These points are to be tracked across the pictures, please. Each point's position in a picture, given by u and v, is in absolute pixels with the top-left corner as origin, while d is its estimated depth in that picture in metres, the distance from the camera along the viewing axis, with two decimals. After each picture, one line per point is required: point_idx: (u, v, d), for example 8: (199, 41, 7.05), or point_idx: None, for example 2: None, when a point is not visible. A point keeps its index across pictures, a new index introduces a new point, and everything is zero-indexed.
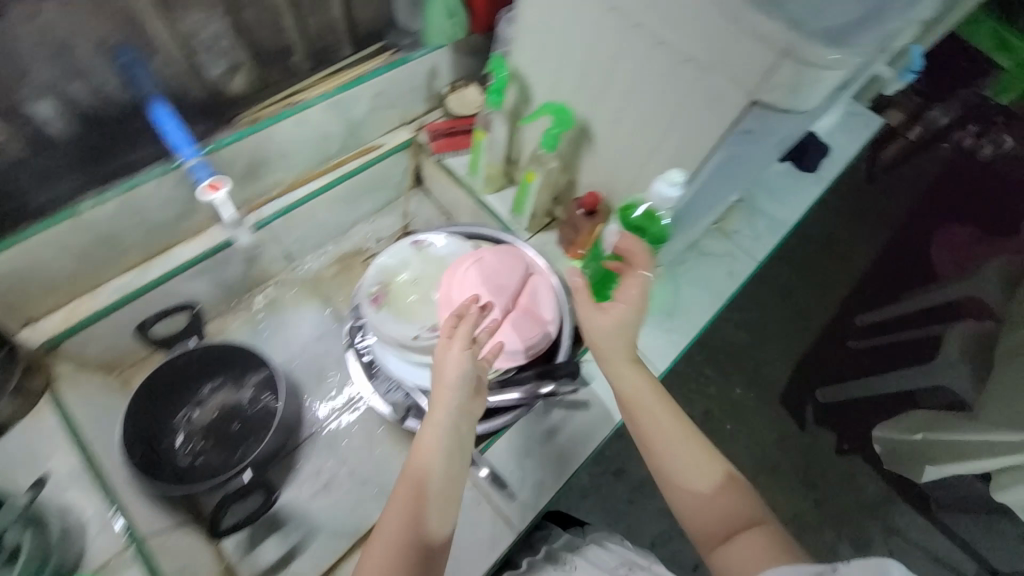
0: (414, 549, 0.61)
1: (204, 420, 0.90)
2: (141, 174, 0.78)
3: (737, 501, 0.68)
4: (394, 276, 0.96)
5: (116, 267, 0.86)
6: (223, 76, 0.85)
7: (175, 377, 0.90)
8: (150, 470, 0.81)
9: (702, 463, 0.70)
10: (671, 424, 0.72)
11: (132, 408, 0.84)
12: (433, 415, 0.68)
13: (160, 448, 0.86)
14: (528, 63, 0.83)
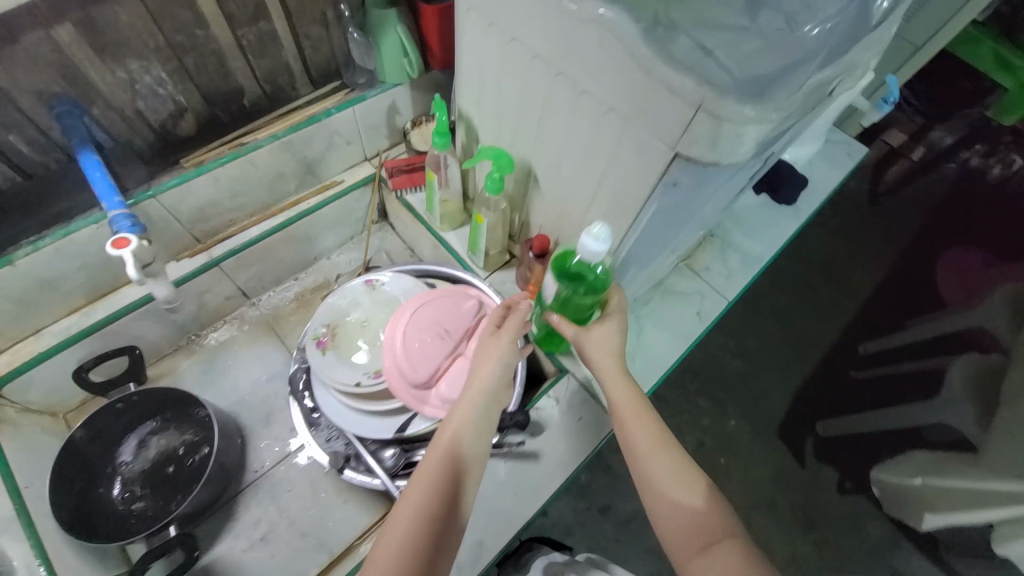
0: (437, 532, 0.53)
1: (142, 466, 0.87)
2: (79, 220, 0.78)
3: (713, 507, 0.57)
4: (343, 317, 0.94)
5: (60, 309, 0.85)
6: (170, 119, 0.85)
7: (114, 422, 0.87)
8: (82, 522, 0.79)
9: (678, 473, 0.60)
10: (642, 432, 0.63)
11: (65, 453, 0.82)
12: (467, 397, 0.63)
13: (95, 495, 0.83)
14: (470, 106, 0.81)
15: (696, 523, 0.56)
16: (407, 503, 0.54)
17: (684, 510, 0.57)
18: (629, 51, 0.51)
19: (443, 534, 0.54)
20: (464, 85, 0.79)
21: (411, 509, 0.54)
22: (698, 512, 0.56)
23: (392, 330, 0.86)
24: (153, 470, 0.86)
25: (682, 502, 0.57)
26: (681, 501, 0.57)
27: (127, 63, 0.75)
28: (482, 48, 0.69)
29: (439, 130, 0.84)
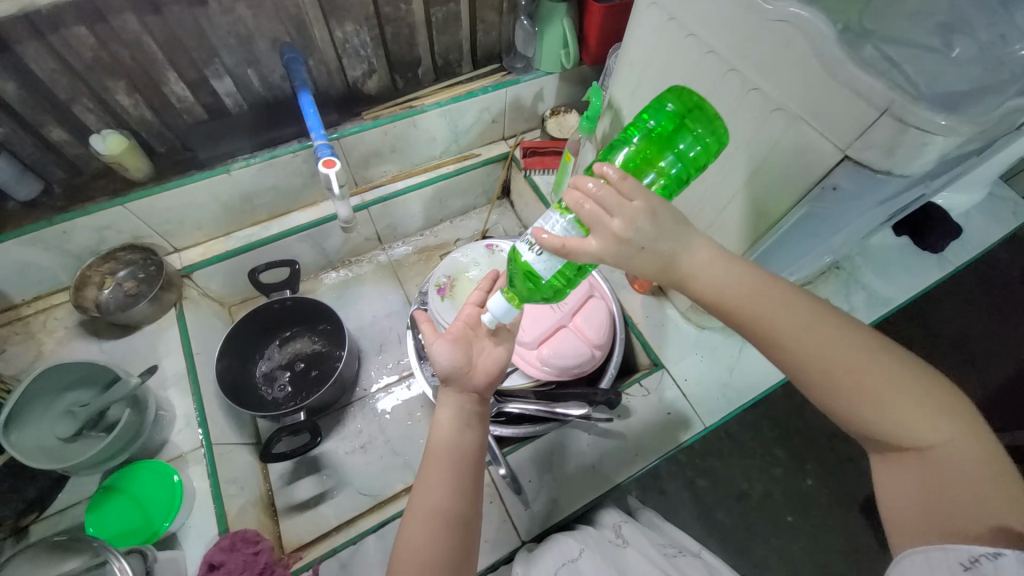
0: (451, 525, 0.59)
1: (281, 360, 1.04)
2: (282, 148, 0.94)
3: (916, 400, 0.49)
4: (463, 272, 1.04)
5: (246, 220, 1.03)
6: (360, 78, 1.00)
7: (266, 319, 1.03)
8: (232, 391, 0.95)
9: (872, 381, 0.49)
10: (804, 343, 0.51)
11: (233, 337, 0.98)
12: (445, 401, 0.65)
13: (246, 377, 1.00)
14: (624, 95, 0.87)
15: (892, 435, 0.49)
16: (417, 507, 0.60)
17: (881, 422, 0.49)
18: (818, 52, 0.53)
19: (458, 521, 0.59)
20: (623, 74, 0.85)
21: (423, 513, 0.59)
22: (898, 427, 0.49)
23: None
24: (289, 367, 1.04)
25: (881, 416, 0.49)
26: (877, 416, 0.49)
27: (344, 26, 0.90)
28: (653, 41, 0.75)
29: (588, 114, 0.94)
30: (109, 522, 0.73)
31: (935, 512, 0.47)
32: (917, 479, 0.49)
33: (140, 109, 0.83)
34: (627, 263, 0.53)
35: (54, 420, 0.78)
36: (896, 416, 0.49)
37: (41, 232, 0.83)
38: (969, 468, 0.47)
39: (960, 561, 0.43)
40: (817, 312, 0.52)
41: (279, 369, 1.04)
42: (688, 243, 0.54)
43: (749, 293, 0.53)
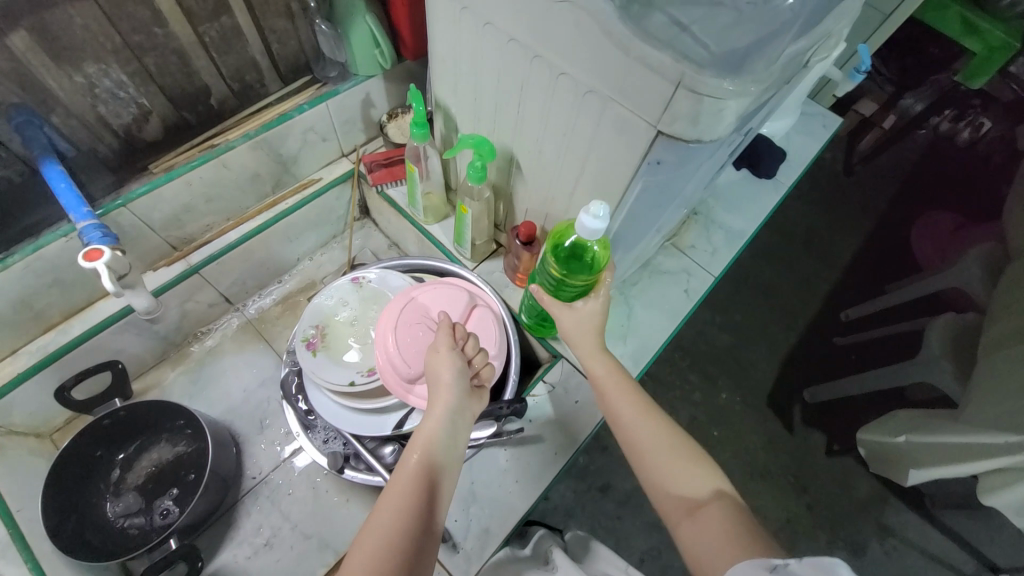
0: (408, 545, 0.53)
1: (137, 480, 0.87)
2: (47, 234, 0.75)
3: (698, 464, 0.58)
4: (332, 317, 0.93)
5: (35, 328, 0.82)
6: (134, 126, 0.82)
7: (102, 440, 0.85)
8: (77, 539, 0.77)
9: (666, 437, 0.61)
10: (631, 407, 0.65)
11: (59, 474, 0.80)
12: (434, 410, 0.64)
13: (93, 516, 0.82)
14: (447, 93, 0.80)
15: (685, 492, 0.56)
16: (377, 523, 0.54)
17: (667, 476, 0.58)
18: (605, 30, 0.50)
19: (420, 541, 0.53)
20: (439, 72, 0.78)
21: (383, 528, 0.53)
22: (687, 485, 0.57)
23: (377, 328, 0.87)
24: (151, 482, 0.87)
25: (670, 469, 0.58)
26: (663, 466, 0.59)
27: (84, 67, 0.71)
28: (454, 35, 0.68)
29: (417, 121, 0.83)
30: None
31: (731, 542, 0.48)
32: (710, 531, 0.51)
33: None
34: (563, 322, 0.74)
35: None
36: (682, 470, 0.58)
37: None
38: (744, 515, 0.52)
39: (768, 566, 0.43)
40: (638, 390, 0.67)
41: (137, 491, 0.87)
42: (572, 326, 0.73)
43: (604, 374, 0.69)
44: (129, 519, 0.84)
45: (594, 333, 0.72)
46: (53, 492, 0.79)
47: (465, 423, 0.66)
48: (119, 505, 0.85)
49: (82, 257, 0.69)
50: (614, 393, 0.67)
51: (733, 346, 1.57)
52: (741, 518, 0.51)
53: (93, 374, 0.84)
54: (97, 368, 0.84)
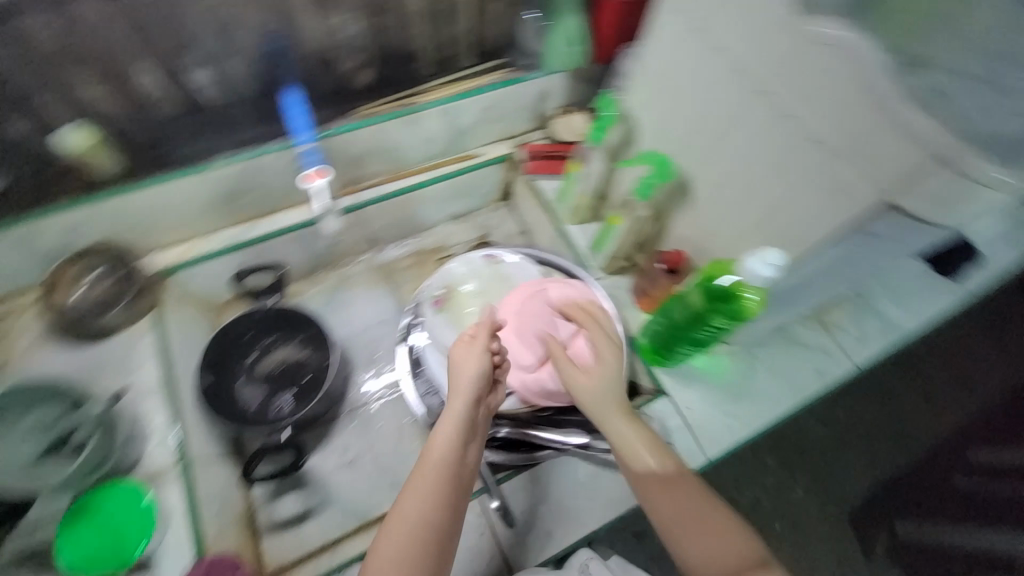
0: (433, 536, 0.61)
1: (266, 371, 0.94)
2: (266, 145, 0.87)
3: (740, 542, 0.62)
4: (460, 284, 0.99)
5: (229, 219, 0.96)
6: (352, 71, 0.93)
7: (250, 328, 0.96)
8: (216, 404, 0.88)
9: (704, 514, 0.64)
10: (655, 483, 0.67)
11: (215, 343, 0.93)
12: (453, 406, 0.70)
13: (226, 387, 0.91)
14: (641, 105, 0.82)
15: (687, 515, 0.64)
16: (403, 519, 0.62)
17: (700, 547, 0.62)
18: (858, 83, 0.49)
19: (444, 530, 0.62)
20: (636, 82, 0.80)
21: (411, 521, 0.61)
22: (690, 508, 0.64)
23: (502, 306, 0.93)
24: (275, 370, 0.94)
25: (707, 542, 0.62)
26: (697, 542, 0.63)
27: None
28: (673, 51, 0.70)
29: (598, 125, 0.88)
30: (86, 546, 0.72)
31: None
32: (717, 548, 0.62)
33: (115, 98, 0.78)
34: (588, 397, 0.76)
35: (18, 440, 0.76)
36: (724, 545, 0.62)
37: (5, 231, 0.77)
38: None
39: None
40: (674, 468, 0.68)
41: (264, 379, 0.94)
42: (602, 415, 0.73)
43: (636, 444, 0.69)
44: (254, 404, 0.91)
45: (622, 406, 0.73)
46: (207, 356, 0.91)
47: (481, 417, 0.73)
48: (250, 389, 0.92)
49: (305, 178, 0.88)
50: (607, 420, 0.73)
51: (831, 443, 1.38)
52: None
53: (265, 271, 1.00)
54: (267, 266, 1.00)
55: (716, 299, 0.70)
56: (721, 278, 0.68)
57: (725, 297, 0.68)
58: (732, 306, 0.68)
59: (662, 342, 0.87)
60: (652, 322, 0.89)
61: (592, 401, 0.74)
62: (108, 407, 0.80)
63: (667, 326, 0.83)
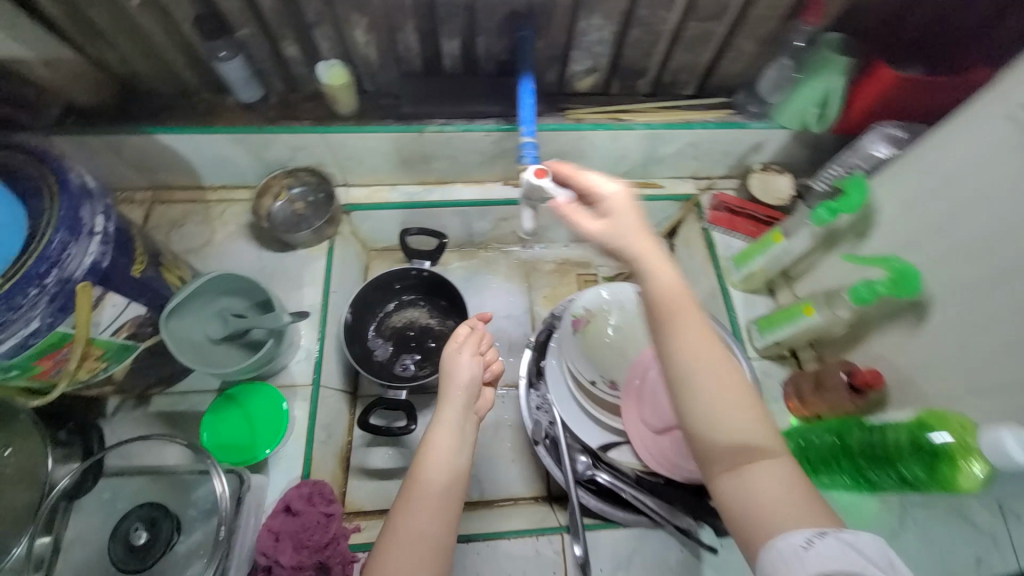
0: (437, 551, 0.61)
1: (396, 325, 1.00)
2: (478, 123, 0.89)
3: (758, 429, 0.55)
4: (603, 312, 0.90)
5: (415, 178, 1.01)
6: (578, 73, 0.91)
7: (397, 282, 1.00)
8: (351, 340, 0.93)
9: (732, 401, 0.55)
10: (715, 376, 0.56)
11: (367, 288, 0.97)
12: (443, 419, 0.71)
13: (359, 335, 0.96)
14: (897, 200, 0.71)
15: (738, 434, 0.54)
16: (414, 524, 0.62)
17: (756, 477, 0.52)
18: None
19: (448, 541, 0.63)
20: (903, 177, 0.69)
21: (423, 535, 0.61)
22: (737, 420, 0.54)
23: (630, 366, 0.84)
24: (405, 330, 1.00)
25: (763, 479, 0.52)
26: (758, 466, 0.53)
27: (591, 17, 0.80)
28: (983, 161, 0.59)
29: (835, 206, 0.74)
30: (222, 431, 0.75)
31: (807, 507, 0.49)
32: (770, 485, 0.51)
33: (370, 47, 0.82)
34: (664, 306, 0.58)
35: (203, 319, 0.75)
36: (734, 427, 0.54)
37: (249, 135, 0.86)
38: (773, 484, 0.51)
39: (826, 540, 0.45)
40: (727, 370, 0.57)
41: (391, 333, 1.00)
42: (654, 273, 0.59)
43: (691, 342, 0.57)
44: (379, 351, 0.98)
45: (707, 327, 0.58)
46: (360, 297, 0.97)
47: (473, 422, 0.74)
48: (378, 338, 0.99)
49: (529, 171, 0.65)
50: (677, 327, 0.58)
51: None
52: (792, 481, 0.51)
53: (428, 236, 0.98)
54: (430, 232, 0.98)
55: (923, 450, 0.61)
56: (936, 433, 0.61)
57: (936, 456, 0.60)
58: (939, 468, 0.60)
59: (815, 459, 0.75)
60: (811, 434, 0.76)
61: (671, 298, 0.59)
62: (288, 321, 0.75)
63: (836, 451, 0.72)
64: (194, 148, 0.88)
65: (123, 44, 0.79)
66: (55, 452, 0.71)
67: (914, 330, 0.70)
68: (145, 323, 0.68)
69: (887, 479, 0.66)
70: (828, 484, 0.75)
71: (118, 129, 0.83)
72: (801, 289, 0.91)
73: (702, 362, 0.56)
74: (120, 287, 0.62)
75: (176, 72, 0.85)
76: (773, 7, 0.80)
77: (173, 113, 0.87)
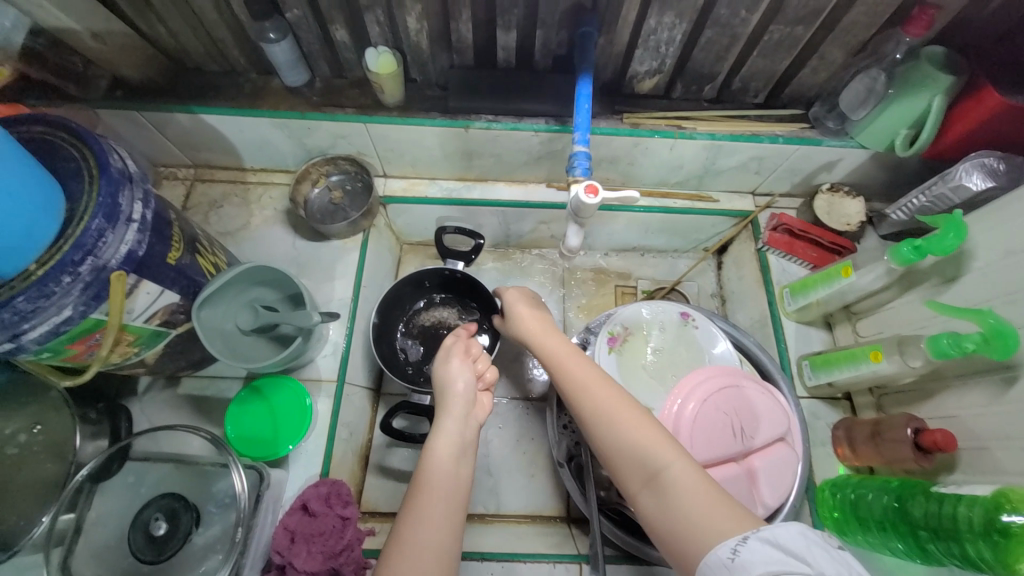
0: (439, 560, 0.55)
1: (425, 325, 0.97)
2: (527, 122, 0.84)
3: (648, 437, 0.56)
4: (643, 331, 0.84)
5: (456, 173, 0.97)
6: (640, 74, 0.84)
7: (429, 281, 0.96)
8: (379, 337, 0.91)
9: (618, 413, 0.58)
10: (600, 397, 0.61)
11: (396, 286, 0.94)
12: (445, 421, 0.66)
13: (387, 333, 0.94)
14: (1009, 247, 0.62)
15: (638, 450, 0.55)
16: (416, 524, 0.57)
17: (661, 491, 0.52)
18: None
19: (451, 551, 0.56)
20: (1010, 221, 0.62)
21: (426, 540, 0.56)
22: (631, 437, 0.56)
23: (670, 391, 0.75)
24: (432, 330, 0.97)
25: (669, 493, 0.51)
26: (658, 477, 0.53)
27: (663, 15, 0.73)
28: None
29: (921, 245, 0.67)
30: (244, 425, 0.74)
31: (708, 511, 0.48)
32: (677, 493, 0.51)
33: (421, 35, 0.78)
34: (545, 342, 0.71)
35: (233, 309, 0.74)
36: (625, 441, 0.56)
37: (292, 120, 0.84)
38: (678, 495, 0.51)
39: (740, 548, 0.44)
40: (609, 389, 0.62)
41: (420, 332, 0.97)
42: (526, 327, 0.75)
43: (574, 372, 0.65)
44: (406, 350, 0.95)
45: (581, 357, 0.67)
46: (391, 294, 0.94)
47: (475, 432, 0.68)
48: (406, 337, 0.96)
49: (582, 187, 0.62)
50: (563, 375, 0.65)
51: None
52: (691, 486, 0.51)
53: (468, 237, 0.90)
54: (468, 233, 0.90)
55: (992, 531, 0.53)
56: (1008, 513, 0.52)
57: (1004, 537, 0.52)
58: (1005, 554, 0.52)
59: (867, 518, 0.70)
60: (864, 490, 0.71)
61: (543, 342, 0.71)
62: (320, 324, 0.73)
63: (890, 515, 0.66)
64: (236, 130, 0.87)
65: (173, 20, 0.78)
66: (83, 429, 0.72)
67: (1000, 393, 0.62)
68: (177, 311, 0.68)
69: (947, 554, 0.59)
70: (878, 548, 0.69)
71: (164, 106, 0.82)
72: (865, 328, 0.83)
73: (586, 387, 0.62)
74: (155, 275, 0.61)
75: (223, 50, 0.83)
76: (872, 13, 0.71)
77: (218, 92, 0.86)
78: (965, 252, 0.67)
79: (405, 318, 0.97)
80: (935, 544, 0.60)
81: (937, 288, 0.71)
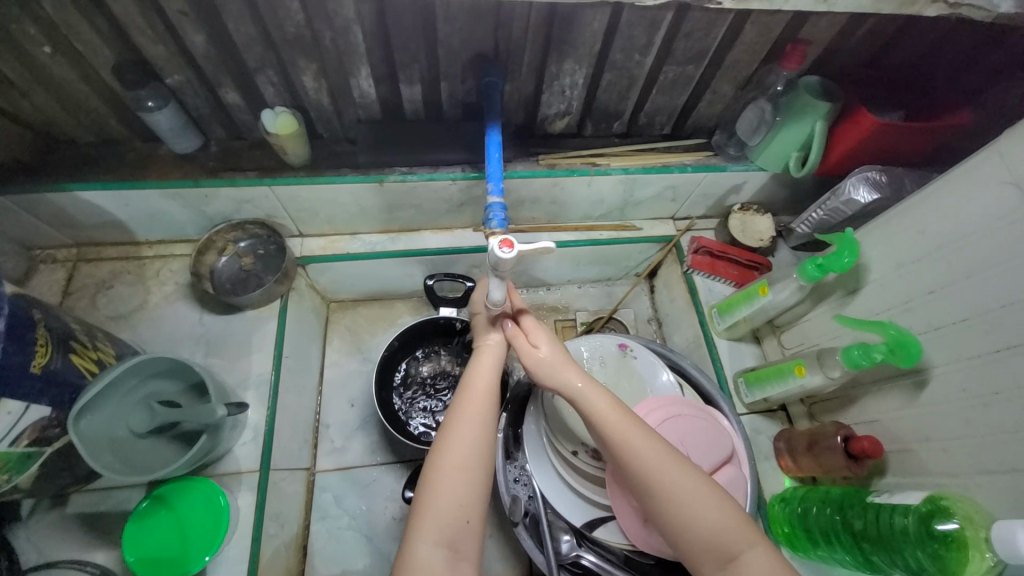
0: (481, 476, 0.57)
1: (424, 375, 0.96)
2: (444, 171, 0.83)
3: (715, 511, 0.55)
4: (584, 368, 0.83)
5: (378, 226, 0.93)
6: (550, 116, 0.86)
7: (427, 329, 0.97)
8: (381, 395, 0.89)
9: (686, 489, 0.56)
10: (664, 471, 0.56)
11: (387, 351, 0.92)
12: (484, 360, 0.66)
13: (384, 390, 0.92)
14: (895, 262, 0.68)
15: (706, 531, 0.54)
16: (451, 491, 0.55)
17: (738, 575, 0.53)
18: None
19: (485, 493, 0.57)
20: (893, 238, 0.68)
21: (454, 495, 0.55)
22: (695, 505, 0.55)
23: None
24: (431, 387, 0.96)
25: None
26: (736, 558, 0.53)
27: (563, 62, 0.75)
28: (981, 220, 0.57)
29: (822, 262, 0.71)
30: (147, 544, 0.64)
31: None
32: None
33: (321, 93, 0.75)
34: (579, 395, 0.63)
35: (124, 409, 0.65)
36: (692, 517, 0.55)
37: (185, 190, 0.77)
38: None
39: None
40: (667, 459, 0.57)
41: (420, 382, 0.96)
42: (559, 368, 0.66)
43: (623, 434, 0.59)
44: (408, 403, 0.94)
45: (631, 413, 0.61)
46: (391, 347, 0.93)
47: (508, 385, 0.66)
48: (407, 389, 0.95)
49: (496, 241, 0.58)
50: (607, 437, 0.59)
51: None
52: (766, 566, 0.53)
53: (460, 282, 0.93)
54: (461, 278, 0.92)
55: (928, 538, 0.56)
56: (944, 522, 0.55)
57: (943, 544, 0.55)
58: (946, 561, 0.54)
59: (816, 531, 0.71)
60: (809, 503, 0.73)
61: (593, 408, 0.62)
62: (228, 416, 0.65)
63: (835, 527, 0.68)
64: (122, 204, 0.79)
65: (35, 94, 0.70)
66: None
67: (912, 396, 0.65)
68: (50, 427, 0.59)
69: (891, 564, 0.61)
70: (829, 560, 0.70)
71: (31, 188, 0.73)
72: (788, 341, 0.87)
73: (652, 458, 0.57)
74: (14, 391, 0.53)
75: (100, 121, 0.76)
76: (750, 51, 0.76)
77: (97, 166, 0.78)
78: (861, 265, 0.72)
79: (404, 370, 0.96)
80: (880, 556, 0.62)
81: (843, 300, 0.76)
